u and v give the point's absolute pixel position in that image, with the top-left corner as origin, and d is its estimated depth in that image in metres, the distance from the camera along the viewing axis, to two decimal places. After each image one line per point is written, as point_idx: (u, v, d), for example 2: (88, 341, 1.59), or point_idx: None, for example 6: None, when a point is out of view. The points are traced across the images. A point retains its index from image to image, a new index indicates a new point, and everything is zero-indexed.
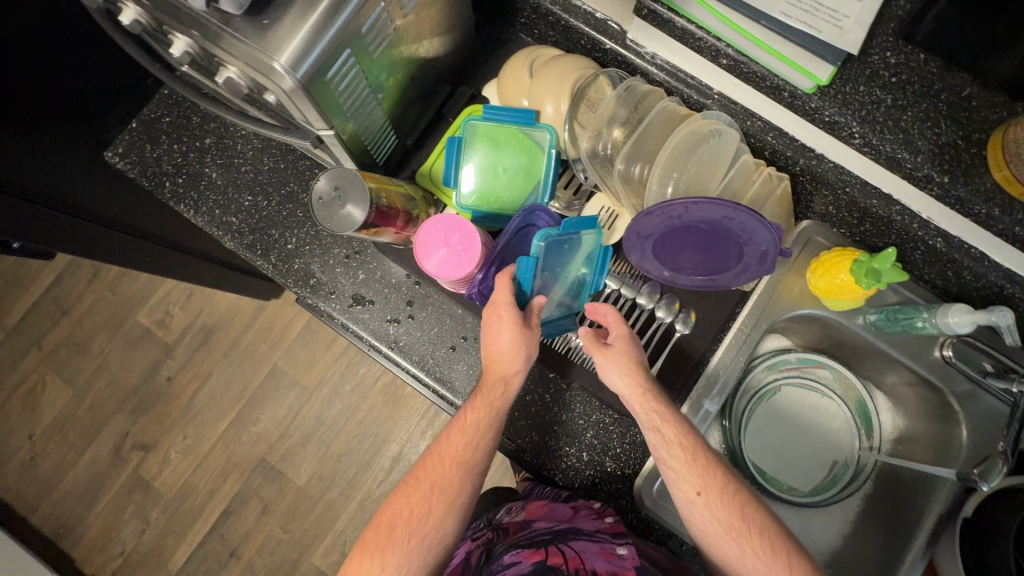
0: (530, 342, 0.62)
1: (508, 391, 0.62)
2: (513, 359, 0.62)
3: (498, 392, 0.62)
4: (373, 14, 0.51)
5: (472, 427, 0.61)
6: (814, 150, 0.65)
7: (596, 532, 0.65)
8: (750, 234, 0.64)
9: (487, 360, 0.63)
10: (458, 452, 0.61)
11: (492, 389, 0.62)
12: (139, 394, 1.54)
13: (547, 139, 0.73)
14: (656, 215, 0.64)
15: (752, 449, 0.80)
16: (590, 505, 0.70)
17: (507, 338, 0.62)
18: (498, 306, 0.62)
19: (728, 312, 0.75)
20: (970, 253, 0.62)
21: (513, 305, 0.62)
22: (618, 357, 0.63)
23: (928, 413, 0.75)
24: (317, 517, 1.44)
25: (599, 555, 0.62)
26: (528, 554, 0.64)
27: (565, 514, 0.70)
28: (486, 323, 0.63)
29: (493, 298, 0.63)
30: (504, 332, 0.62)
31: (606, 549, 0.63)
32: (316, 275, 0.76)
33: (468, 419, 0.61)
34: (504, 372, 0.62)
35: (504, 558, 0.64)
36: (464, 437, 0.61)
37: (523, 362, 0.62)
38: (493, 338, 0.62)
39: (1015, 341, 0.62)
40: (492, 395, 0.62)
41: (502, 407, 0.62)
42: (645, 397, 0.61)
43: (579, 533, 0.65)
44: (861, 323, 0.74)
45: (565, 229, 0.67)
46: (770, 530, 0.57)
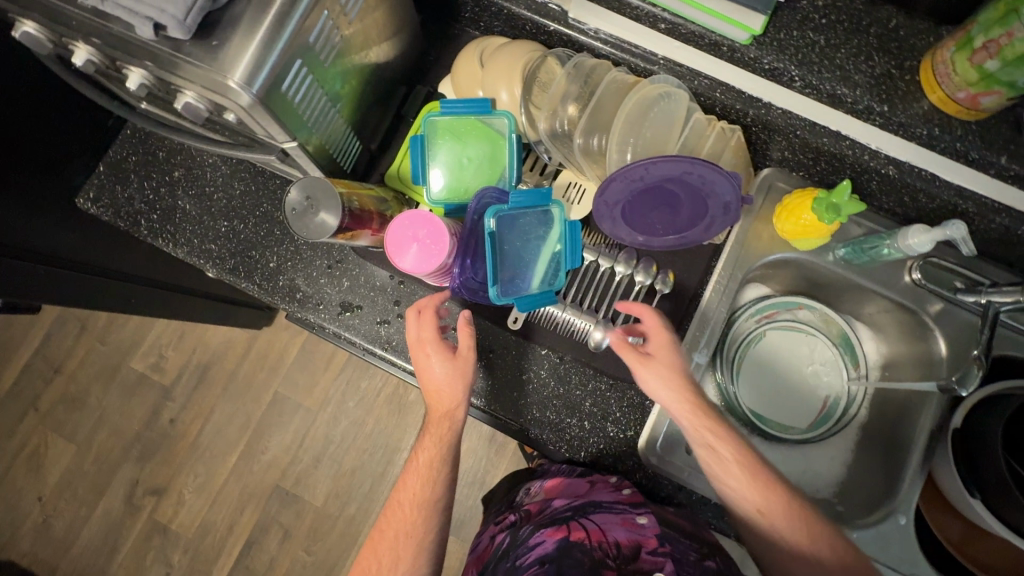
0: (464, 372, 0.67)
1: (454, 424, 0.67)
2: (453, 393, 0.66)
3: (445, 427, 0.67)
4: (319, 23, 0.53)
5: (426, 467, 0.66)
6: (762, 100, 0.67)
7: (616, 503, 0.68)
8: (711, 186, 0.65)
9: (431, 398, 0.68)
10: (417, 494, 0.65)
11: (440, 425, 0.67)
12: (144, 439, 1.55)
13: (506, 125, 0.73)
14: (619, 181, 0.65)
15: (747, 395, 0.81)
16: (606, 479, 0.73)
17: (441, 371, 0.67)
18: (425, 344, 0.67)
19: (704, 266, 0.77)
20: (922, 175, 0.66)
21: (438, 342, 0.67)
22: (661, 368, 0.65)
23: (907, 335, 0.79)
24: (340, 534, 1.50)
25: (620, 525, 0.65)
26: (551, 532, 0.66)
27: (583, 489, 0.73)
28: (420, 362, 0.68)
29: (419, 337, 0.68)
30: (436, 368, 0.67)
31: (626, 520, 0.66)
32: (302, 289, 0.77)
33: (421, 461, 0.66)
34: (447, 408, 0.67)
35: (529, 540, 0.67)
36: (420, 478, 0.66)
37: (462, 394, 0.67)
38: (430, 374, 0.67)
39: (970, 250, 0.64)
40: (441, 432, 0.67)
41: (451, 440, 0.67)
42: (693, 411, 0.63)
43: (599, 506, 0.68)
44: (831, 259, 0.77)
45: (518, 203, 0.69)
46: (831, 537, 0.59)
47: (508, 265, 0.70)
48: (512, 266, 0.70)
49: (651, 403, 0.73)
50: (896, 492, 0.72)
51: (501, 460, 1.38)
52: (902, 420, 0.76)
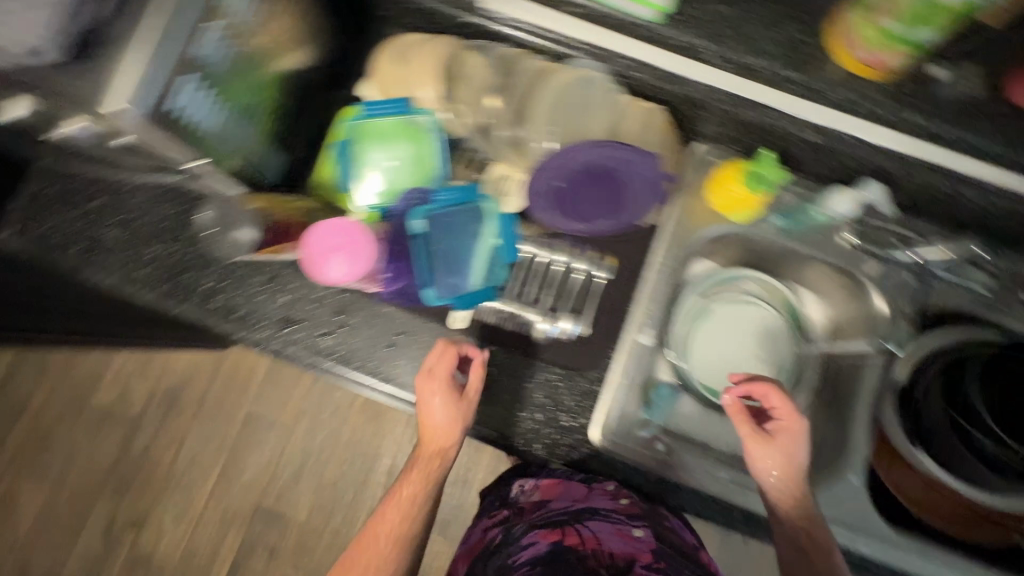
0: (464, 415, 0.69)
1: (443, 462, 0.72)
2: (448, 432, 0.69)
3: (435, 464, 0.72)
4: (220, 38, 0.51)
5: (408, 500, 0.70)
6: (682, 77, 0.67)
7: (614, 513, 0.77)
8: (630, 165, 0.68)
9: (426, 432, 0.70)
10: (393, 527, 0.69)
11: (429, 460, 0.71)
12: (117, 473, 1.52)
13: (427, 121, 0.72)
14: (544, 171, 0.69)
15: (700, 371, 0.81)
16: (604, 485, 0.79)
17: (442, 410, 0.68)
18: (435, 381, 0.67)
19: (643, 248, 0.77)
20: (844, 140, 0.67)
21: (449, 383, 0.67)
22: (776, 455, 0.64)
23: (849, 296, 0.80)
24: (327, 547, 1.49)
25: (617, 536, 0.75)
26: (545, 534, 0.77)
27: (580, 493, 0.79)
28: (423, 394, 0.68)
29: (430, 367, 0.68)
30: (436, 406, 0.68)
31: (622, 531, 0.75)
32: (239, 308, 0.75)
33: (405, 492, 0.71)
34: (440, 446, 0.70)
35: (523, 539, 0.77)
36: (400, 511, 0.70)
37: (457, 436, 0.69)
38: (429, 409, 0.68)
39: (892, 210, 0.72)
40: (429, 467, 0.72)
41: (436, 475, 0.72)
42: (791, 502, 0.64)
43: (595, 513, 0.77)
44: (767, 228, 0.77)
45: (443, 202, 0.72)
46: None
47: (442, 261, 0.71)
48: (446, 263, 0.71)
49: (604, 388, 0.73)
50: (849, 452, 0.74)
51: (481, 456, 1.39)
52: (849, 381, 0.77)
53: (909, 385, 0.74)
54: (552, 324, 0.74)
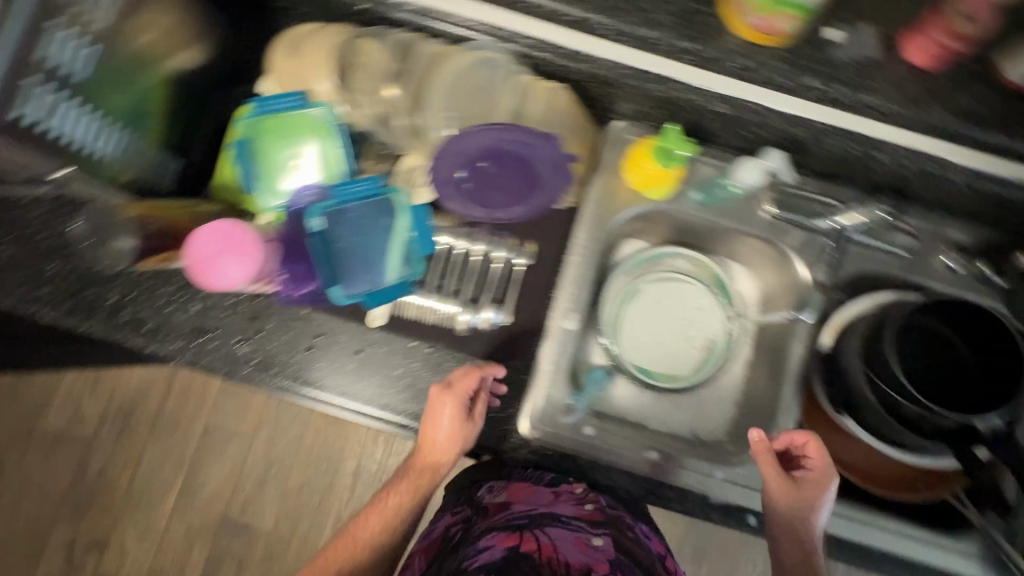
0: (462, 437, 0.67)
1: (434, 476, 0.72)
2: (446, 450, 0.68)
3: (426, 478, 0.72)
4: (59, 40, 0.49)
5: (394, 509, 0.71)
6: (583, 54, 0.64)
7: (575, 520, 0.68)
8: (532, 148, 0.67)
9: (426, 446, 0.69)
10: (371, 534, 0.69)
11: (420, 473, 0.72)
12: (73, 497, 1.48)
13: (322, 114, 0.69)
14: (444, 158, 0.68)
15: (632, 352, 0.81)
16: (571, 489, 0.73)
17: (446, 430, 0.67)
18: (454, 399, 0.66)
19: (563, 231, 0.76)
20: (755, 110, 0.64)
21: (462, 404, 0.66)
22: (789, 492, 0.67)
23: (773, 267, 0.80)
24: (296, 553, 1.48)
25: (575, 545, 0.64)
26: (501, 538, 0.64)
27: (547, 499, 0.71)
28: (432, 409, 0.66)
29: (448, 383, 0.67)
30: (443, 423, 0.66)
31: (580, 540, 0.65)
32: (149, 320, 0.72)
33: (390, 501, 0.71)
34: (434, 461, 0.70)
35: (477, 543, 0.64)
36: (381, 519, 0.70)
37: (456, 453, 0.69)
38: (435, 425, 0.66)
39: (790, 175, 0.74)
40: (418, 479, 0.72)
41: (424, 488, 0.72)
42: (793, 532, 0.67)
43: (556, 520, 0.67)
44: (687, 204, 0.75)
45: (342, 197, 0.69)
46: None
47: (345, 259, 0.68)
48: (351, 261, 0.68)
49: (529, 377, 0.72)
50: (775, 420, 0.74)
51: None
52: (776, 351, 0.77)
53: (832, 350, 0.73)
54: (473, 314, 0.73)
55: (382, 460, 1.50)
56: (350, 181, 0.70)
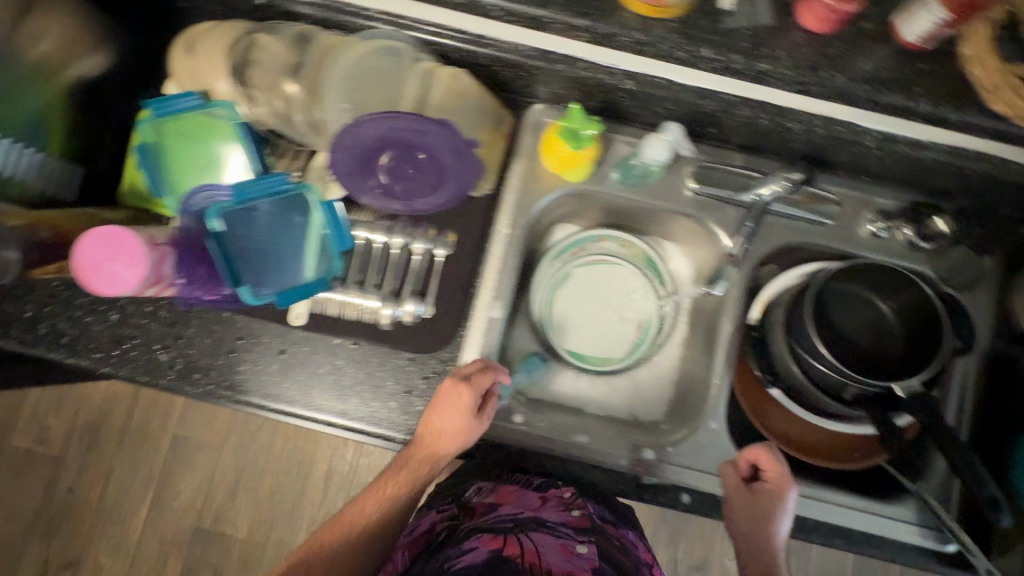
0: (472, 429, 0.67)
1: (435, 466, 0.68)
2: (453, 439, 0.66)
3: (425, 468, 0.67)
4: None
5: (392, 494, 0.66)
6: (485, 37, 0.64)
7: (560, 525, 0.66)
8: (426, 136, 0.66)
9: (432, 435, 0.66)
10: (369, 519, 0.65)
11: (422, 462, 0.67)
12: (45, 516, 1.47)
13: (225, 113, 0.67)
14: (344, 154, 0.64)
15: (564, 337, 0.81)
16: (560, 494, 0.71)
17: (455, 419, 0.65)
18: (464, 395, 0.65)
19: (485, 220, 0.75)
20: (660, 84, 0.65)
21: (474, 401, 0.65)
22: (751, 506, 0.68)
23: (703, 243, 0.79)
24: (271, 559, 1.47)
25: (558, 551, 0.62)
26: (487, 540, 0.63)
27: (533, 503, 0.69)
28: (442, 401, 0.65)
29: (461, 377, 0.66)
30: (455, 414, 0.65)
31: (565, 546, 0.64)
32: (66, 332, 0.71)
33: (388, 487, 0.66)
34: (438, 451, 0.67)
35: (463, 544, 0.63)
36: (378, 505, 0.66)
37: (461, 445, 0.67)
38: (444, 415, 0.65)
39: (689, 148, 0.71)
40: (418, 469, 0.67)
41: (424, 478, 0.68)
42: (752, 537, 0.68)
43: (542, 525, 0.66)
44: (608, 184, 0.75)
45: (242, 196, 0.67)
46: None
47: (248, 261, 0.67)
48: (256, 262, 0.67)
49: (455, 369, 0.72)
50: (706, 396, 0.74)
51: None
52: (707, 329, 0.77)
53: (760, 321, 0.74)
54: (395, 307, 0.72)
55: (354, 461, 1.50)
56: (256, 178, 0.68)
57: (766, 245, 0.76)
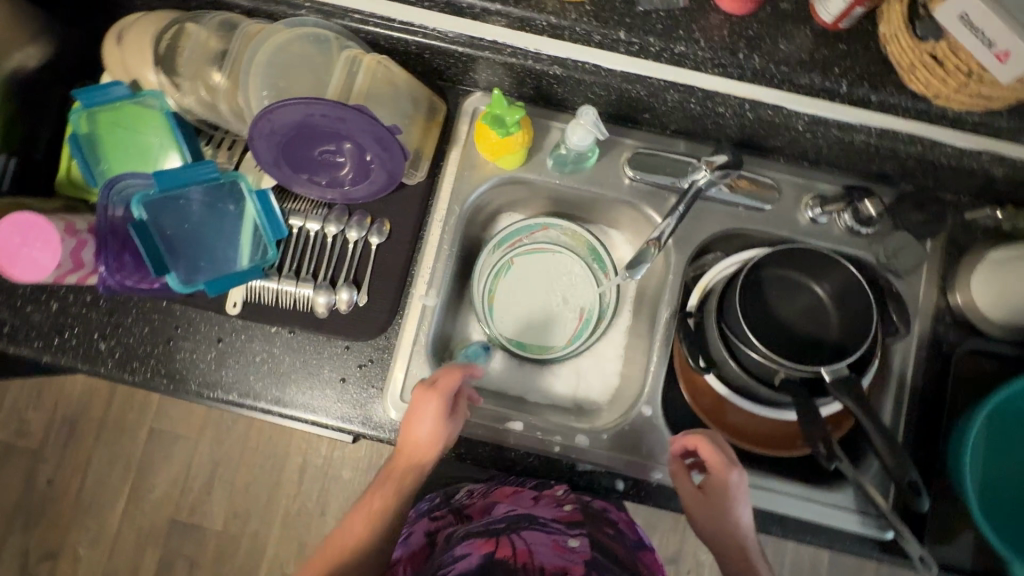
0: (449, 435, 0.65)
1: (421, 476, 0.66)
2: (431, 449, 0.64)
3: (410, 479, 0.65)
4: None
5: (379, 511, 0.65)
6: (409, 23, 0.65)
7: (552, 521, 0.66)
8: (345, 122, 0.62)
9: (408, 446, 0.65)
10: (361, 536, 0.64)
11: (405, 475, 0.65)
12: (25, 507, 1.50)
13: (156, 102, 0.68)
14: (262, 141, 0.63)
15: (505, 326, 0.80)
16: (552, 492, 0.71)
17: (429, 427, 0.64)
18: (435, 397, 0.64)
19: (421, 207, 0.75)
20: (586, 70, 0.64)
21: (447, 402, 0.64)
22: (710, 505, 0.66)
23: (643, 229, 0.79)
24: (247, 551, 1.49)
25: (551, 549, 0.62)
26: (479, 545, 0.62)
27: (528, 503, 0.70)
28: (414, 408, 0.64)
29: (436, 380, 0.65)
30: (426, 421, 0.64)
31: (557, 542, 0.63)
32: (7, 322, 0.72)
33: (375, 503, 0.65)
34: (419, 462, 0.65)
35: (454, 551, 0.62)
36: (366, 521, 0.65)
37: (440, 453, 0.65)
38: (418, 424, 0.64)
39: (603, 133, 0.67)
40: (403, 480, 0.65)
41: (407, 490, 0.66)
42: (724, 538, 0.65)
43: (534, 522, 0.65)
44: (544, 172, 0.75)
45: (164, 184, 0.66)
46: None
47: (175, 249, 0.67)
48: (184, 250, 0.68)
49: (389, 356, 0.72)
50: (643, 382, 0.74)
51: None
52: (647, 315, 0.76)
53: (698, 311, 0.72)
54: (328, 295, 0.71)
55: (328, 454, 1.51)
56: (185, 166, 0.68)
57: (704, 232, 0.76)
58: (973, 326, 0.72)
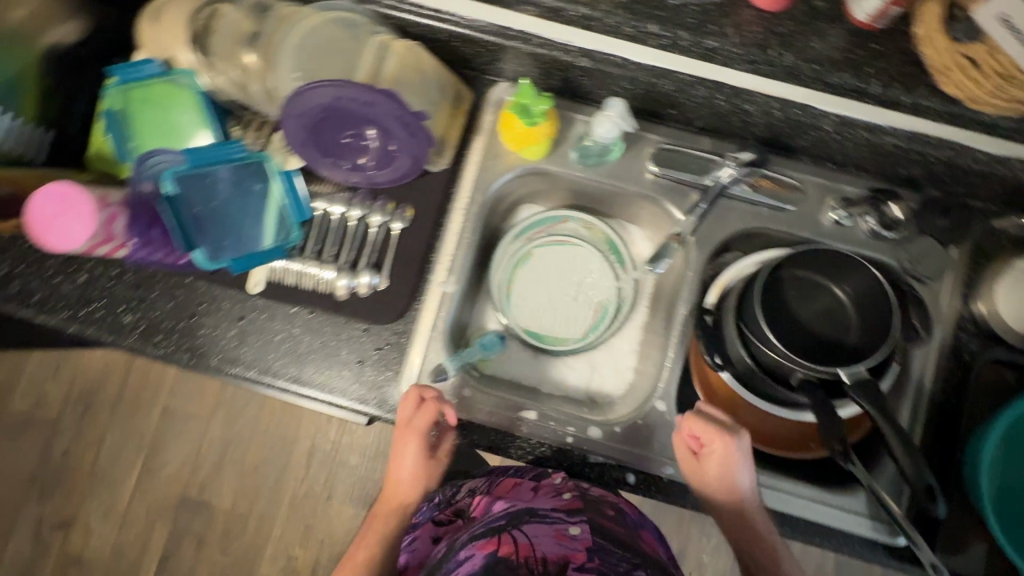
0: (427, 471, 0.76)
1: (405, 514, 0.77)
2: (410, 488, 0.77)
3: (396, 516, 0.77)
4: None
5: (371, 544, 0.76)
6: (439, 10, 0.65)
7: (552, 512, 0.67)
8: (374, 106, 0.63)
9: (393, 484, 0.77)
10: (361, 560, 0.75)
11: (391, 513, 0.77)
12: (40, 477, 1.53)
13: (186, 80, 0.70)
14: (292, 122, 0.64)
15: (522, 317, 0.81)
16: (551, 482, 0.72)
17: (407, 466, 0.75)
18: (410, 431, 0.69)
19: (443, 194, 0.75)
20: (613, 63, 0.65)
21: (418, 442, 0.72)
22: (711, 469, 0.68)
23: (664, 225, 0.79)
24: (253, 531, 1.51)
25: (551, 539, 0.63)
26: (482, 545, 0.63)
27: (528, 496, 0.71)
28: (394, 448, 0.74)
29: (401, 418, 0.70)
30: (403, 461, 0.75)
31: (558, 531, 0.64)
32: (36, 292, 0.73)
33: (371, 534, 0.77)
34: (401, 499, 0.77)
35: (460, 553, 0.64)
36: (367, 549, 0.76)
37: (420, 490, 0.77)
38: (400, 462, 0.75)
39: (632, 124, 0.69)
40: (389, 518, 0.77)
41: (397, 527, 0.77)
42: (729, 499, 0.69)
43: (535, 515, 0.67)
44: (567, 164, 0.75)
45: (195, 161, 0.68)
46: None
47: (202, 226, 0.68)
48: (212, 227, 0.69)
49: (406, 341, 0.73)
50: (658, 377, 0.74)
51: None
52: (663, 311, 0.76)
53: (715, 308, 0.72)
54: (349, 278, 0.72)
55: (337, 439, 1.53)
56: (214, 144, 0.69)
57: (724, 229, 0.76)
58: (995, 335, 0.72)
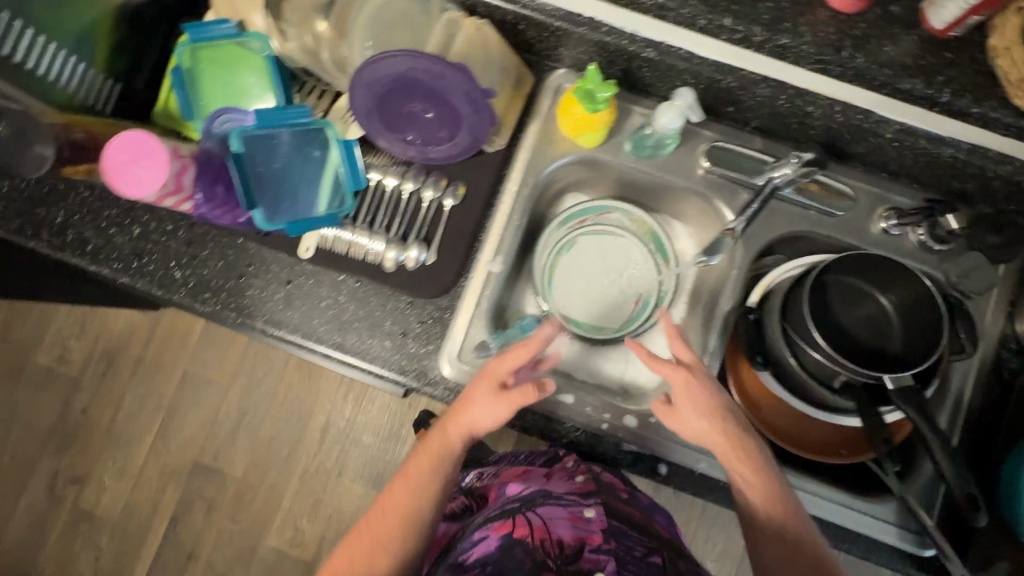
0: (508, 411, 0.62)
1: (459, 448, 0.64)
2: (480, 421, 0.63)
3: (452, 446, 0.64)
4: None
5: (415, 482, 0.64)
6: None
7: (567, 495, 0.67)
8: (444, 79, 0.66)
9: (459, 410, 0.64)
10: (399, 503, 0.63)
11: (447, 440, 0.64)
12: (59, 431, 1.55)
13: (257, 44, 0.71)
14: (362, 88, 0.66)
15: (560, 303, 0.82)
16: (563, 465, 0.73)
17: (485, 393, 0.62)
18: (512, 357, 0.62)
19: (496, 175, 0.76)
20: (679, 56, 0.65)
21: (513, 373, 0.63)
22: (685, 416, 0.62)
23: (711, 222, 0.79)
24: (263, 500, 1.52)
25: (566, 521, 0.63)
26: (498, 526, 0.63)
27: (542, 479, 0.71)
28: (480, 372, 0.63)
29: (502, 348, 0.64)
30: (482, 386, 0.63)
31: (572, 514, 0.64)
32: (92, 241, 0.75)
33: (415, 468, 0.65)
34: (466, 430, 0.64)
35: (473, 534, 0.64)
36: (407, 488, 0.64)
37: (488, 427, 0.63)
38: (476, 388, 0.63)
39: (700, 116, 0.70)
40: (444, 449, 0.64)
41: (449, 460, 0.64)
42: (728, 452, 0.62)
43: (548, 497, 0.66)
44: (620, 154, 0.76)
45: (263, 122, 0.69)
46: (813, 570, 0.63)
47: (262, 185, 0.69)
48: (271, 188, 0.70)
49: (449, 316, 0.74)
50: None
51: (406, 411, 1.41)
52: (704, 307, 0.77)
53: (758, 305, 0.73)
54: (399, 251, 0.73)
55: (352, 417, 1.54)
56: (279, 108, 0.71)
57: (772, 230, 0.76)
58: None
